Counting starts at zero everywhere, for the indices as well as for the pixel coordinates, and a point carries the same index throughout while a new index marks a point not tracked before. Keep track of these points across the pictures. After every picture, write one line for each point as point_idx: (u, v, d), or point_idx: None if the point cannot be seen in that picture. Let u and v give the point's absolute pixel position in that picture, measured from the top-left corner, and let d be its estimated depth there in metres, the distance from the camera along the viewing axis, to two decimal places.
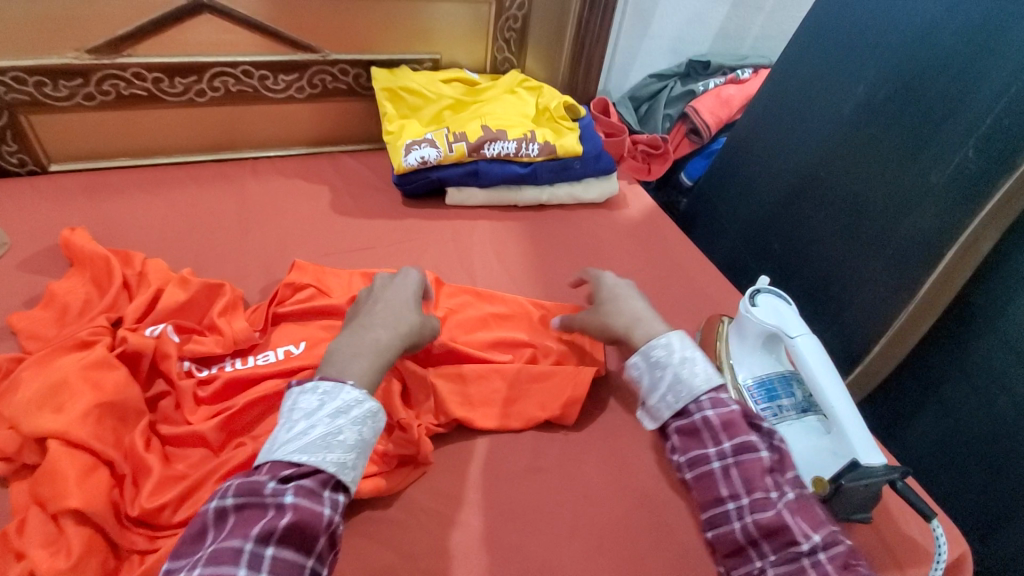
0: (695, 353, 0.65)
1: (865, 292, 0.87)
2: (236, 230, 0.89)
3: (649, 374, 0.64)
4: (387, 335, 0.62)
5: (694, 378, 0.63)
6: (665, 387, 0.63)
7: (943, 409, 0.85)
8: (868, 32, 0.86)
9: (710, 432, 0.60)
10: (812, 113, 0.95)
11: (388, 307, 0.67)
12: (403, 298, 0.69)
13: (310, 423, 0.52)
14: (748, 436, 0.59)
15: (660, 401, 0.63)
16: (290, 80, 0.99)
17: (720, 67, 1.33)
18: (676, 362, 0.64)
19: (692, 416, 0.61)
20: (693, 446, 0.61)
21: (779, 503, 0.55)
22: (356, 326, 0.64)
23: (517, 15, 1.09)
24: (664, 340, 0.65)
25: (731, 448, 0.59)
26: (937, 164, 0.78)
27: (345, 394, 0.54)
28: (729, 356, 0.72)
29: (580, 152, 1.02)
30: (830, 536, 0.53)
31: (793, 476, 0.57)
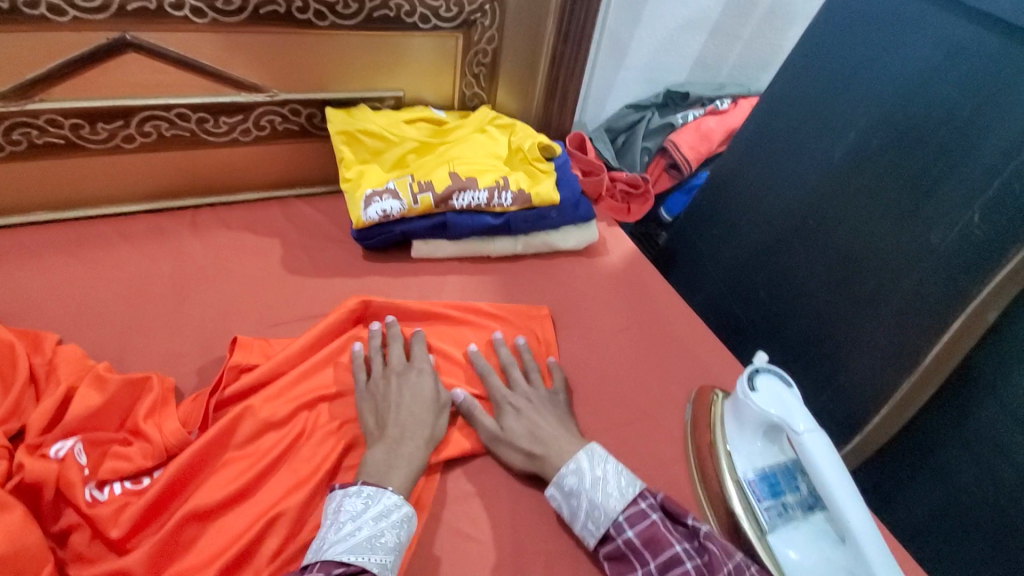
0: (607, 469, 0.61)
1: (863, 355, 0.82)
2: (172, 297, 0.78)
3: (566, 504, 0.61)
4: (420, 436, 0.64)
5: (609, 501, 0.59)
6: (584, 515, 0.59)
7: (942, 479, 0.80)
8: (860, 81, 0.82)
9: (635, 553, 0.56)
10: (800, 159, 0.90)
11: (415, 402, 0.67)
12: (424, 389, 0.68)
13: (357, 524, 0.53)
14: (670, 547, 0.54)
15: (584, 530, 0.59)
16: (234, 122, 0.89)
17: (699, 99, 1.28)
18: (587, 486, 0.60)
19: (616, 539, 0.57)
20: (629, 572, 0.56)
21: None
22: (385, 430, 0.64)
23: (487, 49, 1.01)
24: (572, 465, 0.62)
25: (658, 567, 0.54)
26: (937, 226, 0.73)
27: (388, 497, 0.56)
28: (727, 441, 0.66)
29: (558, 200, 0.94)
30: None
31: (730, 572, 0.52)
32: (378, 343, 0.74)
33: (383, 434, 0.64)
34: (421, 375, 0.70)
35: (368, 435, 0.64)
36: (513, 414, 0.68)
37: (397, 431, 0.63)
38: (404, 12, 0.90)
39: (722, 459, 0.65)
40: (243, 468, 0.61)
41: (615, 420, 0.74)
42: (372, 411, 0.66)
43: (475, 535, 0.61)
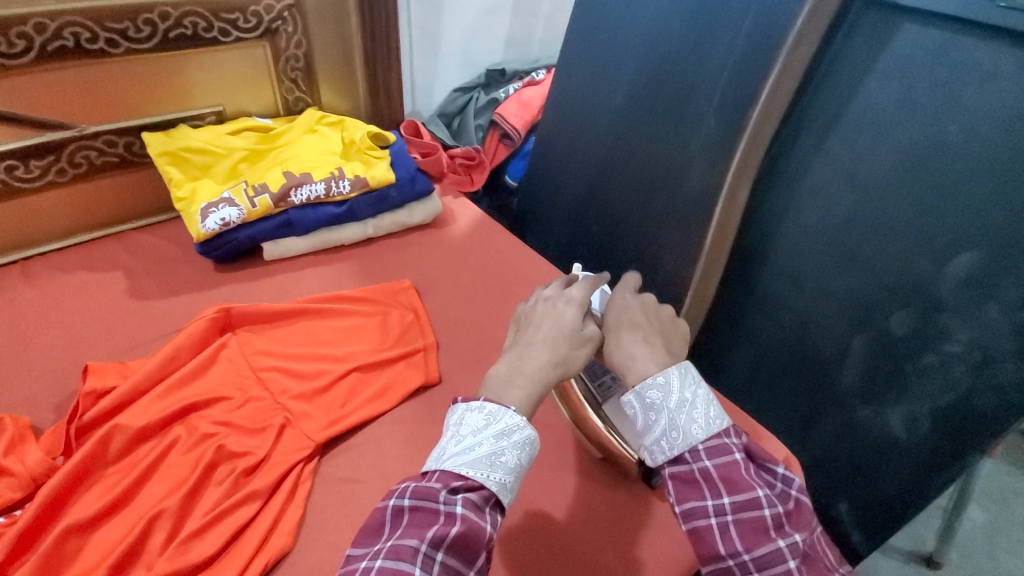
0: (697, 394, 0.54)
1: (668, 255, 0.97)
2: (10, 347, 0.76)
3: (643, 417, 0.54)
4: (547, 356, 0.56)
5: (692, 426, 0.53)
6: (660, 432, 0.53)
7: (752, 340, 0.99)
8: (617, 29, 0.98)
9: (709, 483, 0.51)
10: (593, 105, 1.05)
11: (552, 328, 0.58)
12: (568, 316, 0.59)
13: (478, 439, 0.49)
14: (750, 490, 0.50)
15: (654, 442, 0.54)
16: (45, 164, 0.88)
17: (515, 73, 1.41)
18: (672, 407, 0.54)
19: (690, 464, 0.52)
20: (691, 495, 0.51)
21: (790, 559, 0.48)
22: (518, 340, 0.59)
23: (298, 53, 1.06)
24: (659, 378, 0.55)
25: (732, 505, 0.49)
26: (693, 134, 0.89)
27: (510, 416, 0.50)
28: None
29: (394, 179, 1.01)
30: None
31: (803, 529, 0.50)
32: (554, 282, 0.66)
33: (531, 346, 0.57)
34: (569, 304, 0.61)
35: (509, 347, 0.58)
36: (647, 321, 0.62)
37: (543, 347, 0.56)
38: (201, 29, 0.93)
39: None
40: (118, 478, 0.63)
41: (476, 355, 0.83)
42: (514, 327, 0.62)
43: (358, 477, 0.67)
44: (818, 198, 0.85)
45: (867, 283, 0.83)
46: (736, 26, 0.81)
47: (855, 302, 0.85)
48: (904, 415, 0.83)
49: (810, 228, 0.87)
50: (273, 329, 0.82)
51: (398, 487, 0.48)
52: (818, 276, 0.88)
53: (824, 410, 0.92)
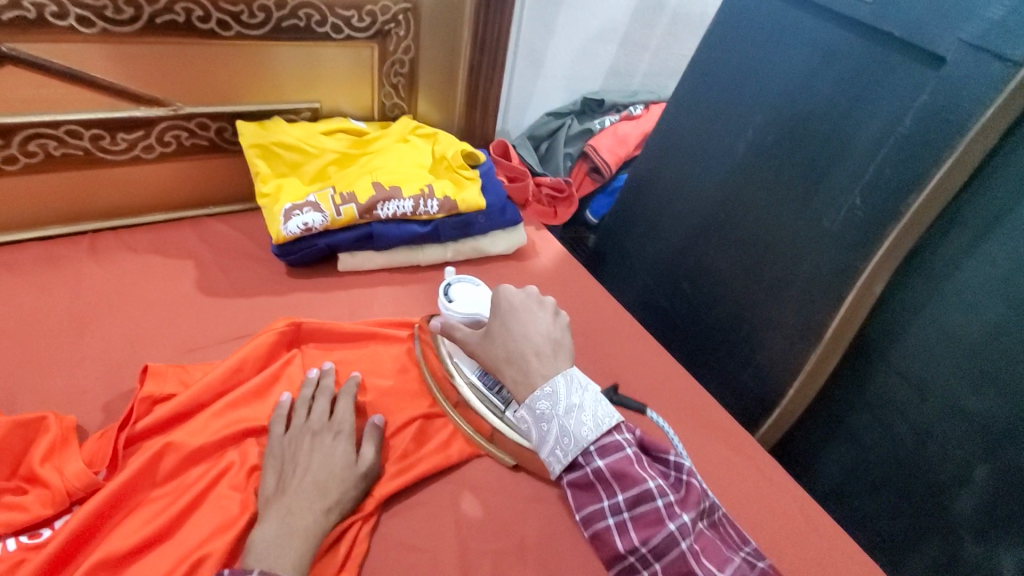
0: (584, 398, 0.57)
1: (774, 334, 0.90)
2: (69, 329, 0.72)
3: (537, 428, 0.58)
4: (320, 505, 0.56)
5: (581, 429, 0.56)
6: (552, 441, 0.57)
7: (852, 440, 0.89)
8: (749, 81, 0.91)
9: (604, 484, 0.55)
10: (708, 156, 0.98)
11: (324, 470, 0.59)
12: (338, 454, 0.61)
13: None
14: (643, 484, 0.53)
15: (550, 456, 0.57)
16: (133, 138, 0.83)
17: (614, 105, 1.33)
18: (561, 413, 0.57)
19: (584, 468, 0.55)
20: (587, 501, 0.55)
21: (683, 543, 0.52)
22: (284, 491, 0.57)
23: (404, 59, 1.01)
24: (547, 389, 0.58)
25: (625, 500, 0.54)
26: (827, 211, 0.82)
27: None
28: (452, 353, 0.72)
29: (484, 206, 0.95)
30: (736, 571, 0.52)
31: (697, 511, 0.54)
32: (310, 394, 0.66)
33: (282, 496, 0.57)
34: (337, 441, 0.62)
35: (264, 497, 0.57)
36: (529, 343, 0.63)
37: (296, 493, 0.57)
38: (314, 22, 0.88)
39: (453, 371, 0.71)
40: (159, 507, 0.56)
41: None
42: (277, 473, 0.59)
43: (421, 544, 0.61)
44: (963, 301, 0.74)
45: (1007, 412, 0.71)
46: (902, 102, 0.75)
47: (988, 427, 0.73)
48: (1022, 560, 0.72)
49: (946, 331, 0.76)
50: (341, 351, 0.76)
51: None
52: (946, 390, 0.77)
53: (927, 536, 0.81)
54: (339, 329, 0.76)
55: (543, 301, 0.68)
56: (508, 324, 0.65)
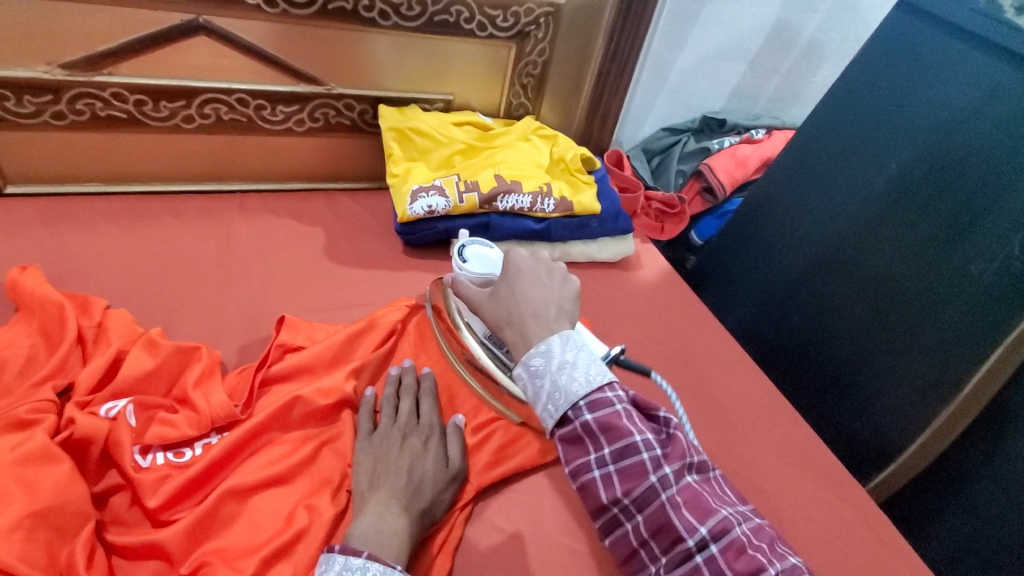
0: (578, 357, 0.56)
1: (898, 382, 0.85)
2: (217, 275, 0.79)
3: (530, 384, 0.56)
4: (413, 506, 0.56)
5: (573, 384, 0.54)
6: (545, 397, 0.55)
7: (973, 510, 0.81)
8: (896, 111, 0.86)
9: (591, 439, 0.53)
10: (841, 188, 0.93)
11: (418, 472, 0.59)
12: (428, 454, 0.61)
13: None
14: (629, 437, 0.53)
15: (542, 412, 0.55)
16: (290, 111, 0.91)
17: (735, 126, 1.30)
18: (554, 369, 0.55)
19: (572, 423, 0.54)
20: (576, 454, 0.54)
21: (664, 494, 0.52)
22: (378, 488, 0.57)
23: (537, 61, 1.03)
24: (542, 346, 0.56)
25: (611, 455, 0.53)
26: (978, 258, 0.76)
27: None
28: (462, 310, 0.74)
29: (599, 210, 0.96)
30: (719, 524, 0.51)
31: (683, 466, 0.54)
32: (393, 391, 0.67)
33: (376, 491, 0.57)
34: (428, 444, 0.63)
35: (357, 493, 0.57)
36: (530, 305, 0.60)
37: (391, 491, 0.56)
38: (463, 19, 0.93)
39: (463, 329, 0.73)
40: (283, 452, 0.59)
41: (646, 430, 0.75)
42: (370, 470, 0.59)
43: (513, 530, 0.61)
44: None
45: None
46: None
47: None
48: None
49: None
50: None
51: None
52: None
53: None
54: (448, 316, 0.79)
55: (552, 266, 0.65)
56: (513, 287, 0.62)
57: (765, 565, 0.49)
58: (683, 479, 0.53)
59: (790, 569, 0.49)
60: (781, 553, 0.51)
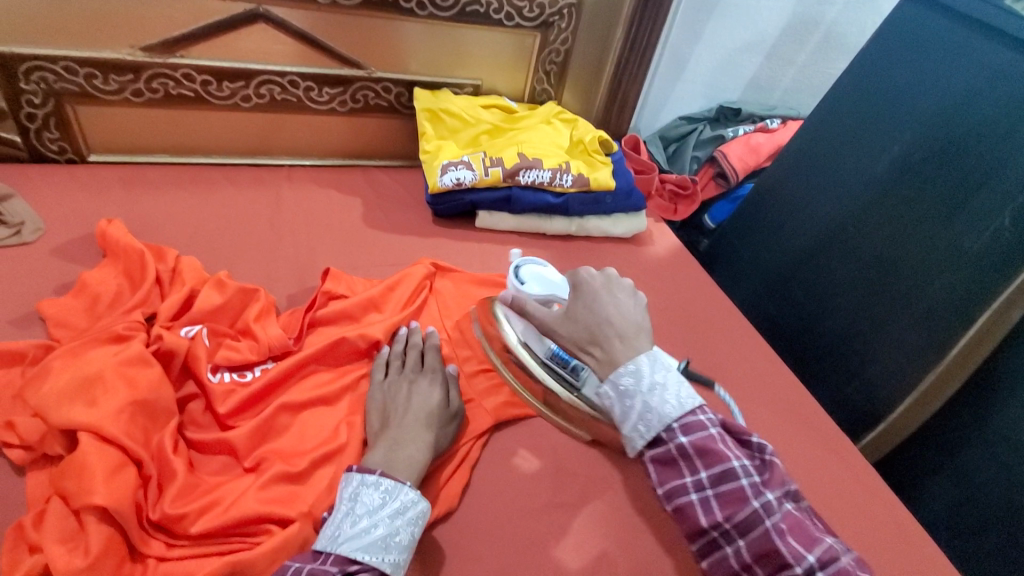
0: (668, 378, 0.58)
1: (890, 349, 0.90)
2: (269, 234, 0.89)
3: (619, 404, 0.58)
4: (421, 439, 0.60)
5: (665, 406, 0.56)
6: (636, 416, 0.57)
7: (962, 475, 0.87)
8: (902, 96, 0.91)
9: (687, 461, 0.55)
10: (847, 169, 0.98)
11: (423, 408, 0.64)
12: (433, 395, 0.66)
13: (373, 522, 0.50)
14: (726, 462, 0.54)
15: (632, 432, 0.57)
16: (334, 93, 1.01)
17: (750, 116, 1.36)
18: (644, 390, 0.57)
19: (667, 444, 0.56)
20: (671, 476, 0.56)
21: (768, 520, 0.51)
22: (387, 428, 0.62)
23: (560, 49, 1.11)
24: (631, 365, 0.59)
25: (710, 479, 0.54)
26: (971, 232, 0.81)
27: (406, 493, 0.53)
28: (522, 335, 0.75)
29: (613, 187, 1.04)
30: (826, 553, 0.50)
31: (784, 492, 0.54)
32: (400, 348, 0.72)
33: (386, 431, 0.61)
34: (431, 384, 0.67)
35: (370, 434, 0.62)
36: (615, 324, 0.63)
37: (399, 429, 0.61)
38: (492, 9, 1.01)
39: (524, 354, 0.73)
40: (327, 379, 0.69)
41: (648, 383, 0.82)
42: (381, 413, 0.64)
43: (524, 456, 0.69)
44: None
45: None
46: None
47: None
48: None
49: None
50: (461, 280, 0.88)
51: (290, 566, 0.48)
52: None
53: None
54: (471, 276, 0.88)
55: (622, 284, 0.69)
56: (592, 305, 0.66)
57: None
58: (785, 504, 0.53)
59: None
60: None
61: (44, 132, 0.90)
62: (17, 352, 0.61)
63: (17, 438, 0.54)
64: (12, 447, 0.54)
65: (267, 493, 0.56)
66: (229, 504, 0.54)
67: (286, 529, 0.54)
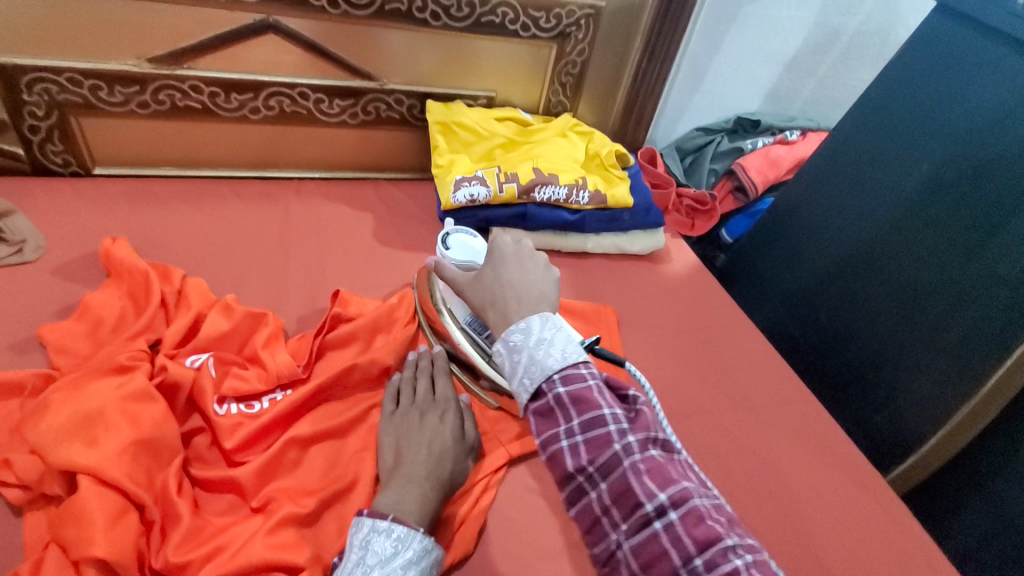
0: (555, 335, 0.56)
1: (921, 377, 0.87)
2: (278, 252, 0.87)
3: (509, 360, 0.56)
4: (435, 479, 0.57)
5: (549, 360, 0.54)
6: (521, 371, 0.55)
7: (995, 507, 0.84)
8: (930, 114, 0.88)
9: (562, 410, 0.52)
10: (873, 188, 0.95)
11: (437, 444, 0.61)
12: (446, 428, 0.63)
13: (385, 573, 0.48)
14: (596, 409, 0.51)
15: (519, 386, 0.55)
16: (345, 105, 0.98)
17: (769, 127, 1.32)
18: (532, 345, 0.56)
19: (546, 396, 0.53)
20: (547, 426, 0.52)
21: (627, 461, 0.49)
22: (399, 467, 0.59)
23: (577, 60, 1.08)
24: (522, 324, 0.58)
25: (580, 424, 0.51)
26: (1006, 257, 0.78)
27: (419, 541, 0.50)
28: (445, 297, 0.76)
29: (631, 204, 1.01)
30: (679, 493, 0.47)
31: (649, 438, 0.51)
32: (411, 375, 0.69)
33: (398, 470, 0.58)
34: (444, 416, 0.64)
35: (382, 473, 0.59)
36: (509, 292, 0.62)
37: (411, 468, 0.58)
38: (509, 20, 0.98)
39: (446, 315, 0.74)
40: (338, 410, 0.66)
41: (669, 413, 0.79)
42: (393, 449, 0.61)
43: (542, 491, 0.67)
44: None
45: None
46: None
47: None
48: None
49: None
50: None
51: None
52: None
53: None
54: None
55: (536, 255, 0.68)
56: (499, 270, 0.65)
57: (721, 535, 0.45)
58: (647, 449, 0.50)
59: (748, 545, 0.45)
60: (742, 532, 0.47)
61: (47, 145, 0.87)
62: (16, 382, 0.59)
63: (14, 478, 0.51)
64: (9, 488, 0.51)
65: (275, 538, 0.53)
66: (236, 551, 0.51)
67: None
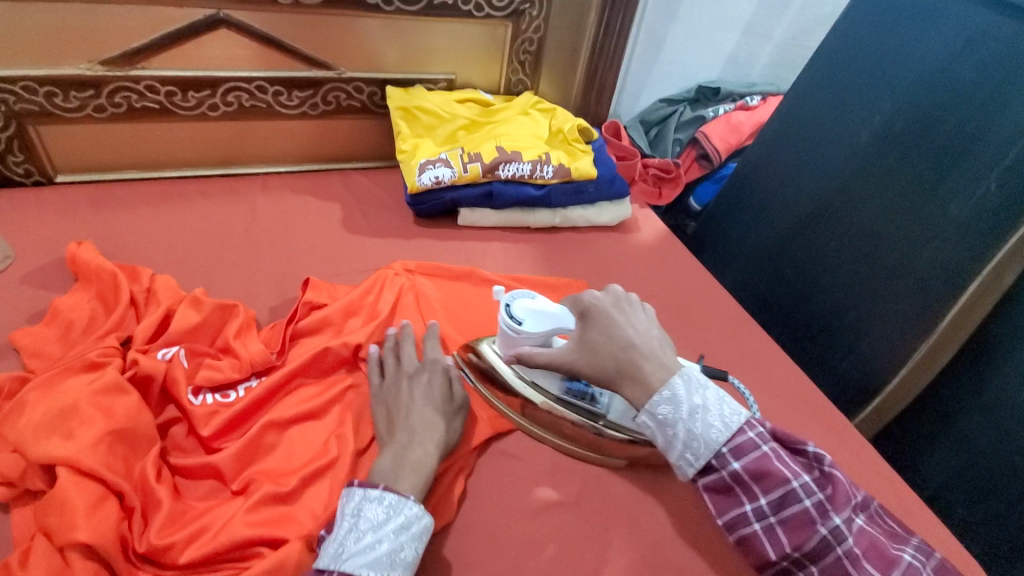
0: (707, 399, 0.56)
1: (882, 322, 0.90)
2: (247, 247, 0.87)
3: (661, 434, 0.56)
4: (430, 442, 0.59)
5: (710, 431, 0.54)
6: (681, 446, 0.55)
7: (960, 443, 0.88)
8: (878, 66, 0.90)
9: (743, 487, 0.54)
10: (829, 143, 0.97)
11: (424, 408, 0.62)
12: (435, 392, 0.64)
13: (377, 537, 0.49)
14: (784, 484, 0.52)
15: (678, 460, 0.56)
16: (304, 96, 0.98)
17: (730, 94, 1.34)
18: (685, 416, 0.55)
19: (719, 471, 0.54)
20: (728, 505, 0.55)
21: (839, 546, 0.51)
22: (394, 434, 0.60)
23: (533, 38, 1.09)
24: (666, 391, 0.56)
25: (770, 506, 0.53)
26: (956, 199, 0.80)
27: (410, 508, 0.52)
28: (521, 373, 0.68)
29: (595, 175, 1.02)
30: (906, 570, 0.51)
31: (851, 508, 0.52)
32: (393, 344, 0.70)
33: (394, 437, 0.60)
34: (432, 378, 0.66)
35: (379, 442, 0.61)
36: (636, 345, 0.59)
37: (408, 433, 0.59)
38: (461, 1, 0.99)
39: (532, 394, 0.67)
40: (313, 393, 0.66)
41: None
42: (386, 419, 0.63)
43: (519, 456, 0.68)
44: None
45: None
46: None
47: None
48: None
49: None
50: (443, 278, 0.86)
51: None
52: None
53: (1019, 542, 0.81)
54: (444, 271, 0.86)
55: (629, 299, 0.64)
56: (605, 328, 0.61)
57: (918, 570, 0.51)
58: (854, 520, 0.53)
59: None
60: None
61: (7, 156, 0.87)
62: None
63: None
64: None
65: (255, 515, 0.55)
66: (218, 530, 0.53)
67: (277, 551, 0.52)
